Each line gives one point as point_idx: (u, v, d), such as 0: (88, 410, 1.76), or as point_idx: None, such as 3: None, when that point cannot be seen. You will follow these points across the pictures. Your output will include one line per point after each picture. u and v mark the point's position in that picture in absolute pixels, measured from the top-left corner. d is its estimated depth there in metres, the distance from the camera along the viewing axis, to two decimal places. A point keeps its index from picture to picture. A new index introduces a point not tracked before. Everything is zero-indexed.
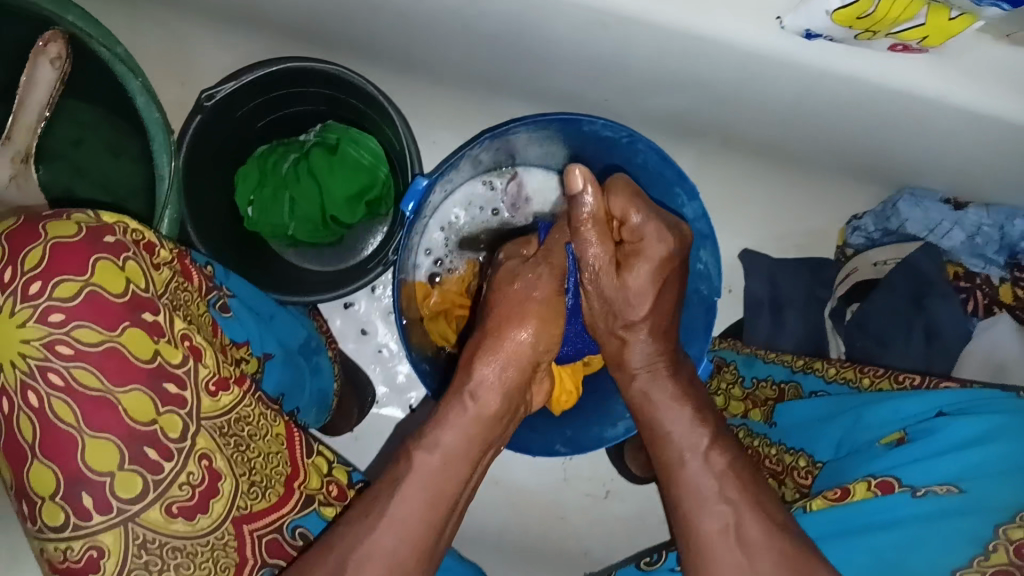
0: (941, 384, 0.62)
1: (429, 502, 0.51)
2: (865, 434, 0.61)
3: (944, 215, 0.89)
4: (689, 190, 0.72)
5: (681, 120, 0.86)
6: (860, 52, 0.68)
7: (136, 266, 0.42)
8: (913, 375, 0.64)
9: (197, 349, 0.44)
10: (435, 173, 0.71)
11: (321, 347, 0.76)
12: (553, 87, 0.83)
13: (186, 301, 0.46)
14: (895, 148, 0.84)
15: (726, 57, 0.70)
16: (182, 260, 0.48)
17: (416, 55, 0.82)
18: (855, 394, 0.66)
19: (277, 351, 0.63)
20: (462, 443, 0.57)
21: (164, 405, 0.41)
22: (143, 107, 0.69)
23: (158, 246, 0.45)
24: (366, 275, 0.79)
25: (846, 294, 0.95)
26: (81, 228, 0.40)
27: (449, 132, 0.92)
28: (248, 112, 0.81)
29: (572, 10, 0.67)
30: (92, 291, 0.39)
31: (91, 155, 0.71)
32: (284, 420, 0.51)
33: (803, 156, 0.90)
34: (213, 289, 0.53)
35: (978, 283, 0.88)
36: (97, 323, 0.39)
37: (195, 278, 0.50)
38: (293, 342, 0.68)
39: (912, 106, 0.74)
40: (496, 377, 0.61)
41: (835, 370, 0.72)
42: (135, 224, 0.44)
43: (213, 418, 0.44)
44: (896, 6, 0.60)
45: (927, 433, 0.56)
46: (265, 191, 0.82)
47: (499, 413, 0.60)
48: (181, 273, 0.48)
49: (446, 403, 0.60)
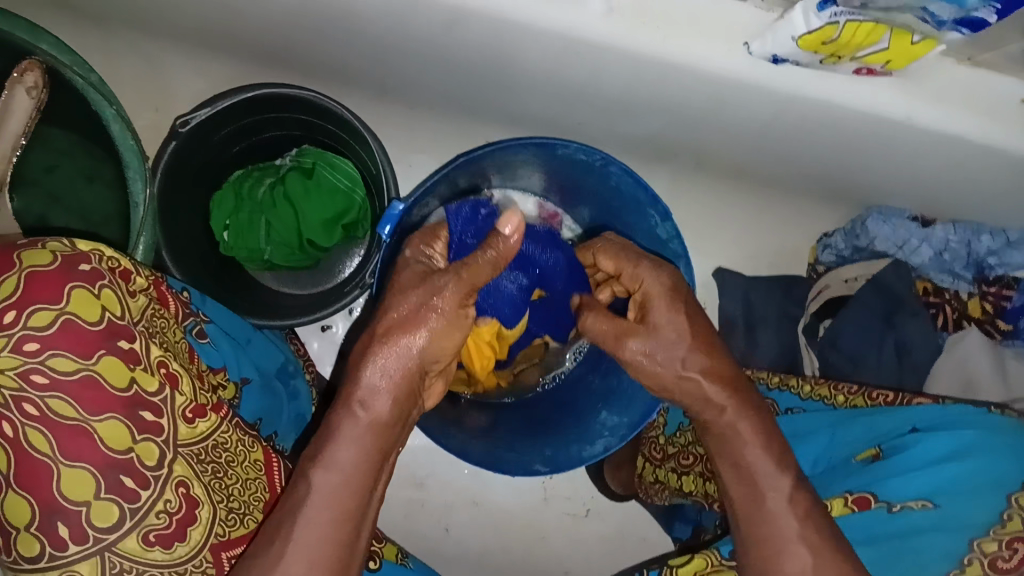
0: (914, 400, 0.62)
1: (334, 518, 0.48)
2: (840, 451, 0.62)
3: (912, 233, 0.91)
4: (662, 211, 0.72)
5: (653, 144, 0.88)
6: (826, 76, 0.70)
7: (112, 294, 0.42)
8: (885, 393, 0.66)
9: (173, 376, 0.44)
10: (410, 197, 0.72)
11: (299, 370, 0.77)
12: (528, 112, 0.84)
13: (163, 328, 0.47)
14: (863, 169, 0.86)
15: (697, 82, 0.72)
16: (159, 286, 0.49)
17: (392, 81, 0.83)
18: (828, 413, 0.67)
19: (254, 376, 0.63)
20: (359, 455, 0.51)
21: (141, 433, 0.41)
22: (118, 134, 0.68)
23: (135, 274, 0.45)
24: (343, 298, 0.78)
25: (818, 310, 0.96)
26: (56, 257, 0.40)
27: (425, 156, 0.93)
28: (224, 137, 0.81)
29: (545, 36, 0.68)
30: (68, 320, 0.39)
31: (67, 182, 0.72)
32: (262, 447, 0.51)
33: (773, 178, 0.92)
34: (191, 316, 0.53)
35: (948, 298, 0.91)
36: (73, 352, 0.39)
37: (172, 304, 0.50)
38: (269, 367, 0.69)
39: (879, 126, 0.75)
40: (387, 382, 0.53)
41: (810, 387, 0.73)
42: (111, 252, 0.44)
43: (189, 445, 0.44)
44: (861, 32, 0.62)
45: (898, 449, 0.57)
46: (241, 216, 0.83)
47: (392, 419, 0.53)
48: (158, 300, 0.48)
49: (333, 415, 0.52)
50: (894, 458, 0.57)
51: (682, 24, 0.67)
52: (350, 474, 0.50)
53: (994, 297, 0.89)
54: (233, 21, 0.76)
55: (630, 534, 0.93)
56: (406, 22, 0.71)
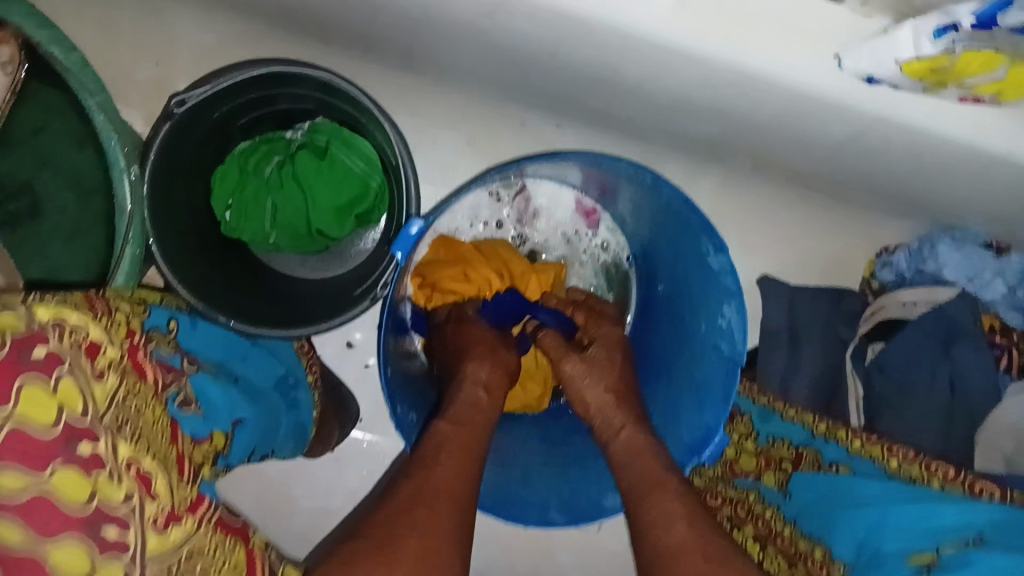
0: (977, 486, 0.59)
1: (455, 476, 0.53)
2: (889, 543, 0.56)
3: (986, 263, 0.83)
4: (717, 242, 0.62)
5: (708, 146, 0.79)
6: (924, 101, 0.60)
7: (73, 385, 0.35)
8: (946, 468, 0.62)
9: (145, 477, 0.37)
10: (430, 213, 0.63)
11: (303, 379, 0.70)
12: (573, 101, 0.75)
13: (139, 409, 0.40)
14: (939, 192, 0.77)
15: (774, 92, 0.62)
16: (133, 355, 0.42)
17: (422, 57, 0.73)
18: (877, 482, 0.61)
19: (250, 411, 0.56)
20: (471, 427, 0.60)
21: (103, 555, 0.34)
22: (102, 126, 0.62)
23: (104, 346, 0.39)
24: (353, 305, 0.68)
25: (871, 332, 0.88)
26: (5, 340, 0.33)
27: (452, 132, 0.83)
28: (226, 113, 0.71)
29: (600, 28, 0.59)
30: (16, 427, 0.33)
31: (54, 144, 0.64)
32: (247, 547, 0.41)
33: (836, 189, 0.82)
34: (174, 381, 0.46)
35: (1016, 340, 0.82)
36: (23, 464, 0.33)
37: (149, 371, 0.43)
38: (267, 382, 0.63)
39: (975, 156, 0.66)
40: (486, 375, 0.66)
41: (861, 444, 0.69)
42: (76, 320, 0.38)
43: (160, 563, 0.36)
44: (976, 61, 0.52)
45: (959, 558, 0.51)
46: (246, 195, 0.76)
47: (492, 408, 0.64)
48: (134, 371, 0.42)
49: (456, 398, 0.63)
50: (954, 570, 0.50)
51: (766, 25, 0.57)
52: (466, 439, 0.58)
53: None
54: None
55: None
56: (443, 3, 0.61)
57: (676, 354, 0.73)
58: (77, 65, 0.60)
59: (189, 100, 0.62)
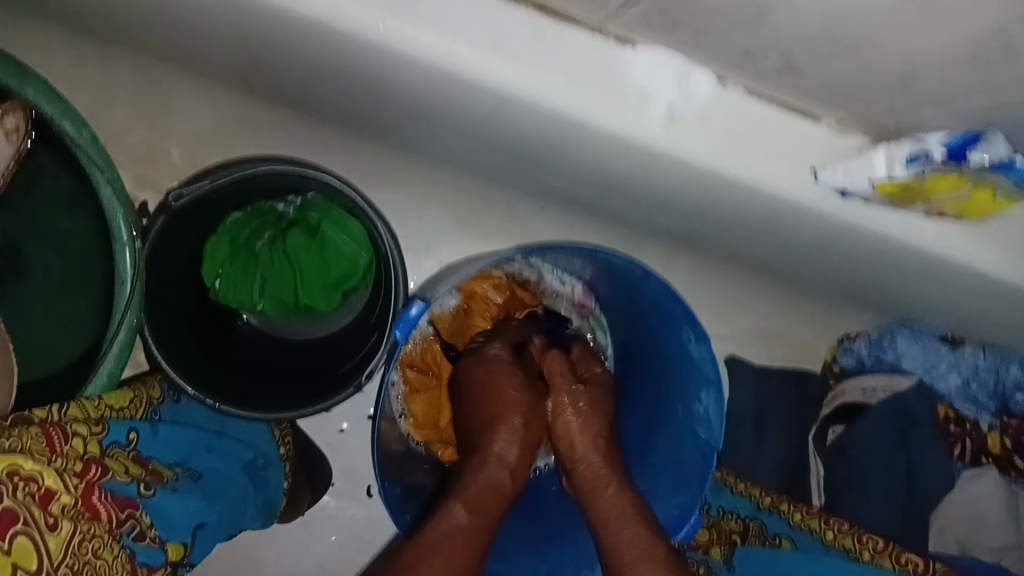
0: (902, 556, 0.65)
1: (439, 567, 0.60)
2: None
3: (942, 357, 0.88)
4: (700, 334, 0.66)
5: (686, 238, 0.82)
6: (889, 213, 0.65)
7: (27, 544, 0.40)
8: (874, 538, 0.68)
9: None
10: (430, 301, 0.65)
11: (274, 461, 0.75)
12: (557, 188, 0.78)
13: (95, 551, 0.47)
14: (895, 293, 0.82)
15: (756, 202, 0.66)
16: (87, 498, 0.48)
17: (417, 140, 0.77)
18: (817, 561, 0.67)
19: (222, 513, 0.63)
20: (473, 517, 0.64)
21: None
22: (110, 204, 0.64)
23: (59, 493, 0.45)
24: (339, 390, 0.73)
25: (830, 415, 0.92)
26: None
27: (440, 209, 0.85)
28: (220, 196, 0.73)
29: (597, 137, 0.62)
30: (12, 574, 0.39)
31: (45, 205, 0.70)
32: None
33: (807, 282, 0.87)
34: (129, 518, 0.51)
35: (969, 429, 0.87)
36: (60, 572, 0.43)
37: (104, 510, 0.49)
38: (232, 468, 0.67)
39: (935, 265, 0.70)
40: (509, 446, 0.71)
41: (800, 515, 0.75)
42: (30, 472, 0.43)
43: None
44: (943, 182, 0.58)
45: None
46: (236, 267, 0.78)
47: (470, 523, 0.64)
48: (89, 513, 0.47)
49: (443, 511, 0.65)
50: None
51: (749, 142, 0.61)
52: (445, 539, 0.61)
53: (1014, 433, 0.85)
54: (250, 69, 0.70)
55: None
56: (444, 101, 0.65)
57: (650, 388, 0.77)
58: (88, 141, 0.63)
59: (185, 194, 0.69)
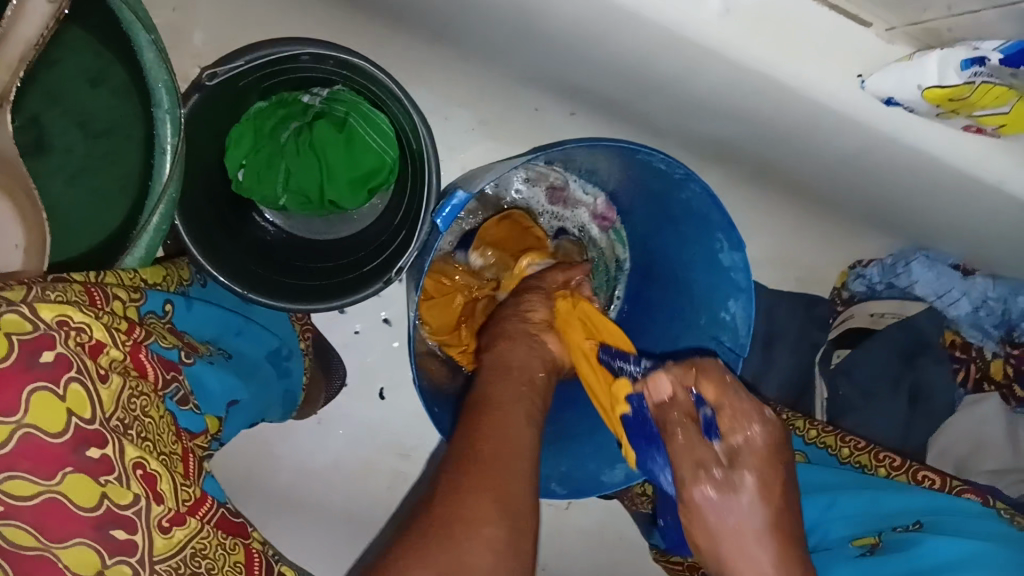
0: (920, 473, 0.67)
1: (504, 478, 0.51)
2: (841, 528, 0.63)
3: (954, 283, 0.89)
4: (735, 241, 0.68)
5: (716, 148, 0.82)
6: (932, 126, 0.64)
7: (82, 391, 0.39)
8: (892, 456, 0.69)
9: (151, 476, 0.41)
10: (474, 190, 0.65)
11: (296, 350, 0.75)
12: (593, 89, 0.77)
13: (143, 408, 0.44)
14: (919, 216, 0.82)
15: (800, 106, 0.65)
16: (136, 357, 0.46)
17: (454, 30, 0.75)
18: (832, 471, 0.69)
19: (249, 398, 0.64)
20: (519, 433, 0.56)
21: (113, 556, 0.39)
22: (152, 65, 0.61)
23: (107, 346, 0.43)
24: (369, 281, 0.72)
25: (838, 338, 0.93)
26: (13, 346, 0.37)
27: (466, 109, 0.84)
28: (249, 79, 0.72)
29: (649, 27, 0.61)
30: (26, 433, 0.36)
31: (66, 82, 0.65)
32: (245, 546, 0.47)
33: (830, 202, 0.87)
34: (174, 379, 0.51)
35: (973, 355, 0.90)
36: (35, 473, 0.37)
37: (149, 371, 0.48)
38: (258, 353, 0.67)
39: (967, 185, 0.70)
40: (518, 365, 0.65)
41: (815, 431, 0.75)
42: (79, 319, 0.41)
43: (165, 559, 0.41)
44: (989, 95, 0.56)
45: (902, 544, 0.57)
46: (260, 158, 0.76)
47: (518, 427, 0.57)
48: (136, 373, 0.46)
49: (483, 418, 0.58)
50: (900, 548, 0.56)
51: (801, 40, 0.59)
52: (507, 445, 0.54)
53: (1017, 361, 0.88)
54: None
55: (609, 533, 0.92)
56: None
57: (673, 299, 0.79)
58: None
59: (219, 72, 0.66)
